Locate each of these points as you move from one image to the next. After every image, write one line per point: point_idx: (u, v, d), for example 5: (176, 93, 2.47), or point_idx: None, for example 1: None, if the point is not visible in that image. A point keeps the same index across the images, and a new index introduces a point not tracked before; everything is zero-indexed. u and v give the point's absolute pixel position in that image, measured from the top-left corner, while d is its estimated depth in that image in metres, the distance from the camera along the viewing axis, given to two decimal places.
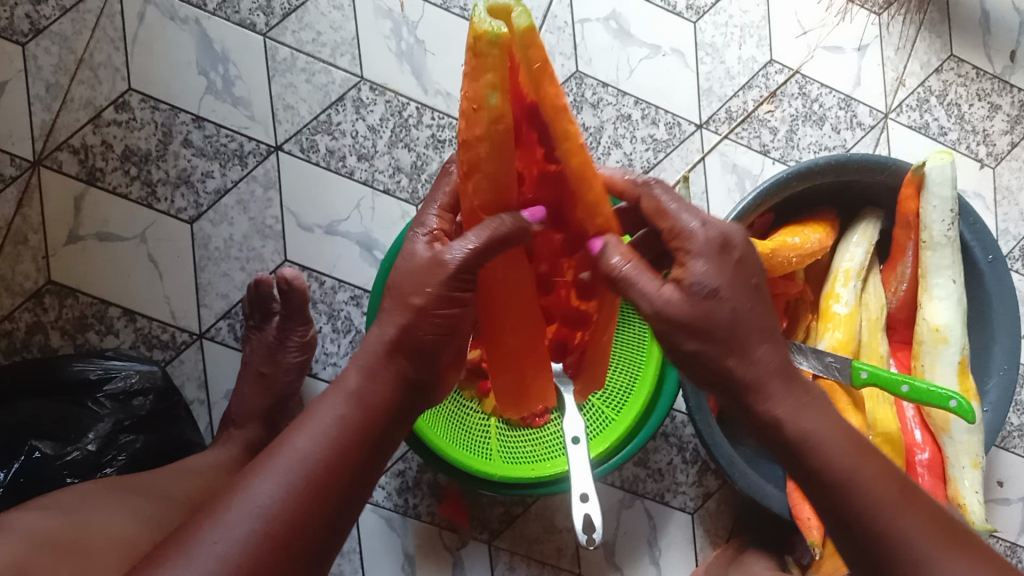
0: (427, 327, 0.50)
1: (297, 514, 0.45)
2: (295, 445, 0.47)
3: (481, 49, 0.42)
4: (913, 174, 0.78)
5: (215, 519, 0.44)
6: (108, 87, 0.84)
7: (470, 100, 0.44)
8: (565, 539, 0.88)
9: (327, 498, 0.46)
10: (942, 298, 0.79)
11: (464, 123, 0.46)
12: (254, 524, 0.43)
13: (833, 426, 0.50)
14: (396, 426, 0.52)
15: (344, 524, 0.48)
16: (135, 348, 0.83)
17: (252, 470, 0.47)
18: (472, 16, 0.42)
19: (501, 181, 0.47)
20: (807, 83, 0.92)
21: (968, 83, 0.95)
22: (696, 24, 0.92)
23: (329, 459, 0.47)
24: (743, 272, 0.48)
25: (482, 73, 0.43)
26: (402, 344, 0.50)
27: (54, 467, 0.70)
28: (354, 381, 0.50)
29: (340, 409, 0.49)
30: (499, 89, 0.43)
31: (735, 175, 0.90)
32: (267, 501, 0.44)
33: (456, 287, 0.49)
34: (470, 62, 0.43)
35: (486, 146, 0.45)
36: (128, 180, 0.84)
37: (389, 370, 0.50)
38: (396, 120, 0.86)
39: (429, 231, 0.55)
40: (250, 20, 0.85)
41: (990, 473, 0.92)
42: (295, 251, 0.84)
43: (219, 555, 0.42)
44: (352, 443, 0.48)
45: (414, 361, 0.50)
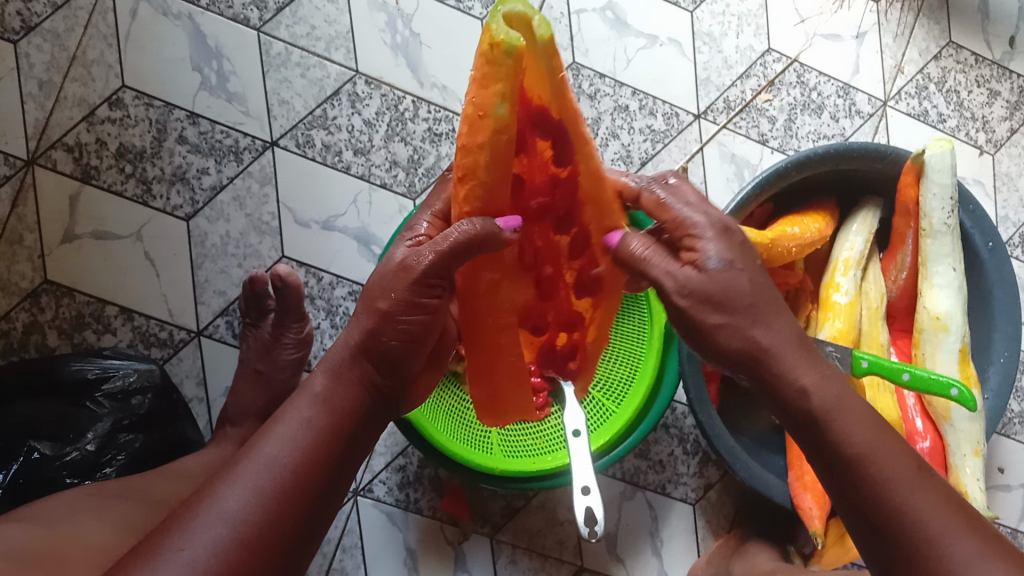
0: (391, 333, 0.52)
1: (264, 519, 0.45)
2: (263, 450, 0.48)
3: (495, 56, 0.47)
4: (913, 162, 0.77)
5: (184, 525, 0.44)
6: (102, 84, 0.83)
7: (477, 107, 0.49)
8: (567, 532, 0.88)
9: (297, 502, 0.47)
10: (942, 286, 0.79)
11: (466, 129, 0.50)
12: (222, 529, 0.44)
13: (854, 403, 0.51)
14: (363, 430, 0.53)
15: (315, 529, 0.49)
16: (133, 346, 0.82)
17: (222, 476, 0.47)
18: (490, 26, 0.47)
19: (496, 187, 0.52)
20: (805, 71, 0.92)
21: (967, 70, 0.94)
22: (693, 13, 0.91)
23: (297, 462, 0.48)
24: (748, 253, 0.51)
25: (492, 81, 0.48)
26: (368, 349, 0.52)
27: (54, 468, 0.70)
28: (320, 386, 0.52)
29: (307, 413, 0.50)
30: (506, 97, 0.48)
31: (733, 165, 0.90)
32: (236, 506, 0.45)
33: (421, 291, 0.52)
34: (482, 70, 0.48)
35: (486, 153, 0.50)
36: (124, 178, 0.83)
37: (354, 375, 0.52)
38: (393, 114, 0.85)
39: (416, 235, 0.56)
40: (244, 15, 0.85)
41: (991, 460, 0.92)
42: (292, 247, 0.84)
43: (189, 561, 0.42)
44: (319, 447, 0.49)
45: (380, 367, 0.53)
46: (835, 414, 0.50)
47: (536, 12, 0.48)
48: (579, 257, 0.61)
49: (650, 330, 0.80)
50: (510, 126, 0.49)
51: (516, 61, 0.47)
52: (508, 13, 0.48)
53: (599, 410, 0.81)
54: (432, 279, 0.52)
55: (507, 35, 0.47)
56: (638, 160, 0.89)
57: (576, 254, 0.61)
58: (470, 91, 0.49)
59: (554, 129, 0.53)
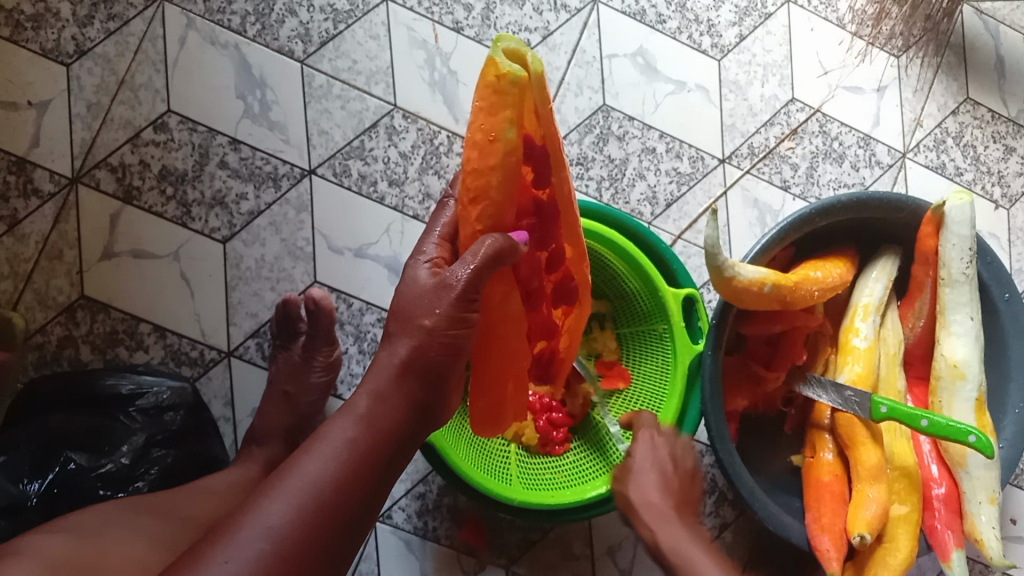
0: (434, 347, 0.54)
1: (304, 533, 0.46)
2: (306, 467, 0.49)
3: (503, 86, 0.51)
4: (933, 212, 0.80)
5: (225, 539, 0.45)
6: (148, 108, 0.86)
7: (487, 132, 0.52)
8: (582, 567, 0.88)
9: (335, 518, 0.48)
10: (960, 334, 0.80)
11: (473, 154, 0.53)
12: (263, 543, 0.45)
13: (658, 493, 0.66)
14: (401, 451, 0.55)
15: (348, 547, 0.49)
16: (164, 364, 0.84)
17: (262, 490, 0.48)
18: (495, 57, 0.52)
19: (505, 205, 0.55)
20: (828, 121, 0.95)
21: (984, 126, 0.97)
22: (721, 62, 0.94)
23: (338, 480, 0.49)
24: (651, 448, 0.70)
25: (502, 109, 0.52)
26: (413, 365, 0.54)
27: (88, 479, 0.72)
28: (363, 406, 0.53)
29: (350, 432, 0.52)
30: (514, 122, 0.52)
31: (756, 210, 0.92)
32: (277, 521, 0.46)
33: (464, 306, 0.54)
34: (490, 98, 0.52)
35: (497, 175, 0.53)
36: (164, 200, 0.86)
37: (399, 397, 0.54)
38: (427, 147, 0.88)
39: (430, 257, 0.58)
40: (289, 47, 0.88)
41: (1004, 510, 0.93)
42: (325, 273, 0.86)
43: (231, 574, 0.43)
44: (358, 465, 0.51)
45: (421, 382, 0.55)
46: (651, 515, 0.65)
47: (528, 48, 0.54)
48: (555, 269, 0.66)
49: (674, 369, 0.80)
50: (518, 148, 0.53)
51: (521, 89, 0.52)
52: (506, 47, 0.53)
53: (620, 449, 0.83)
54: (472, 294, 0.54)
55: (514, 67, 0.51)
56: (663, 202, 0.91)
57: (553, 266, 0.65)
58: (478, 119, 0.52)
59: (538, 153, 0.58)
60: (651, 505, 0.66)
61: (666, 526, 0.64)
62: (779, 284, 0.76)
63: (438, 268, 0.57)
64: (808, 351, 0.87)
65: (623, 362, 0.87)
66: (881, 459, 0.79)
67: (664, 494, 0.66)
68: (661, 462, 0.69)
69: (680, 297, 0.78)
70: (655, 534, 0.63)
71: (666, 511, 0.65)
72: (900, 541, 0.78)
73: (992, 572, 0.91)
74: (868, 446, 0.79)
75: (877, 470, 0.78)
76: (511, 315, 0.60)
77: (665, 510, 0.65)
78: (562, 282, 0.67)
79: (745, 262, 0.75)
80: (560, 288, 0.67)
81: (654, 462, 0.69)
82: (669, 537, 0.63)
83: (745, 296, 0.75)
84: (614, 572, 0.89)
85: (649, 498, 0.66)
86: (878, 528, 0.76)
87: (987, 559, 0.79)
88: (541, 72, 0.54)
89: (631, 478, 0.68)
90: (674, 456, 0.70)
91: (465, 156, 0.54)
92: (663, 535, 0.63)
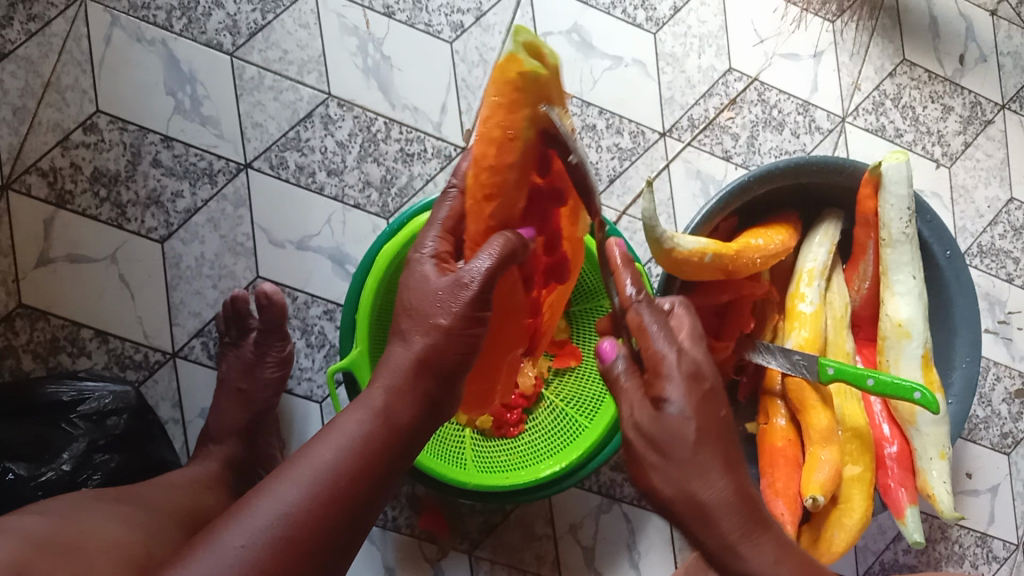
0: (453, 346, 0.53)
1: (315, 521, 0.46)
2: (318, 455, 0.48)
3: (525, 85, 0.53)
4: (870, 174, 0.80)
5: (238, 519, 0.45)
6: (76, 109, 0.84)
7: (505, 130, 0.54)
8: (545, 546, 0.89)
9: (346, 511, 0.48)
10: (903, 294, 0.81)
11: (490, 150, 0.55)
12: (275, 528, 0.44)
13: (719, 462, 0.53)
14: (415, 445, 0.53)
15: (358, 537, 0.49)
16: (108, 368, 0.83)
17: (274, 475, 0.48)
18: (518, 53, 0.52)
19: (516, 201, 0.58)
20: (765, 89, 0.95)
21: (921, 86, 0.98)
22: (656, 35, 0.94)
23: (351, 472, 0.48)
24: (710, 402, 0.53)
25: (523, 107, 0.53)
26: (429, 362, 0.53)
27: (28, 488, 0.70)
28: (379, 399, 0.52)
29: (366, 425, 0.51)
30: (532, 121, 0.54)
31: (699, 181, 0.92)
32: (292, 506, 0.46)
33: (478, 306, 0.54)
34: (512, 96, 0.53)
35: (514, 171, 0.56)
36: (98, 202, 0.84)
37: (414, 393, 0.53)
38: (365, 135, 0.87)
39: (433, 252, 0.58)
40: (217, 40, 0.86)
41: (958, 465, 0.95)
42: (267, 268, 0.85)
43: (245, 558, 0.43)
44: (373, 458, 0.50)
45: (438, 380, 0.54)
46: (727, 520, 0.52)
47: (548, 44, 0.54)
48: (552, 252, 0.65)
49: None
50: (534, 144, 0.55)
51: (541, 87, 0.53)
52: (526, 42, 0.52)
53: (574, 427, 0.83)
54: (487, 293, 0.54)
55: (535, 65, 0.52)
56: (606, 178, 0.92)
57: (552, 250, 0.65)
58: (497, 116, 0.54)
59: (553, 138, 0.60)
60: (726, 510, 0.53)
61: (713, 476, 0.52)
62: (719, 253, 0.76)
63: (444, 266, 0.57)
64: (756, 318, 0.88)
65: (574, 340, 0.88)
66: (832, 421, 0.79)
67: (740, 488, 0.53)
68: (720, 428, 0.53)
69: None
70: (735, 543, 0.52)
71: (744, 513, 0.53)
72: (855, 501, 0.79)
73: (950, 526, 0.93)
74: (818, 410, 0.79)
75: (828, 432, 0.79)
76: (505, 309, 0.62)
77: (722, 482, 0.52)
78: (557, 264, 0.66)
79: (684, 233, 0.75)
80: (552, 268, 0.67)
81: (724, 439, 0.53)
82: (755, 554, 0.53)
83: (686, 266, 0.75)
84: (577, 548, 0.89)
85: (726, 495, 0.52)
86: (831, 489, 0.77)
87: (939, 513, 0.80)
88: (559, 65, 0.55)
89: (701, 469, 0.52)
90: (724, 420, 0.54)
91: (482, 151, 0.56)
92: (744, 545, 0.53)
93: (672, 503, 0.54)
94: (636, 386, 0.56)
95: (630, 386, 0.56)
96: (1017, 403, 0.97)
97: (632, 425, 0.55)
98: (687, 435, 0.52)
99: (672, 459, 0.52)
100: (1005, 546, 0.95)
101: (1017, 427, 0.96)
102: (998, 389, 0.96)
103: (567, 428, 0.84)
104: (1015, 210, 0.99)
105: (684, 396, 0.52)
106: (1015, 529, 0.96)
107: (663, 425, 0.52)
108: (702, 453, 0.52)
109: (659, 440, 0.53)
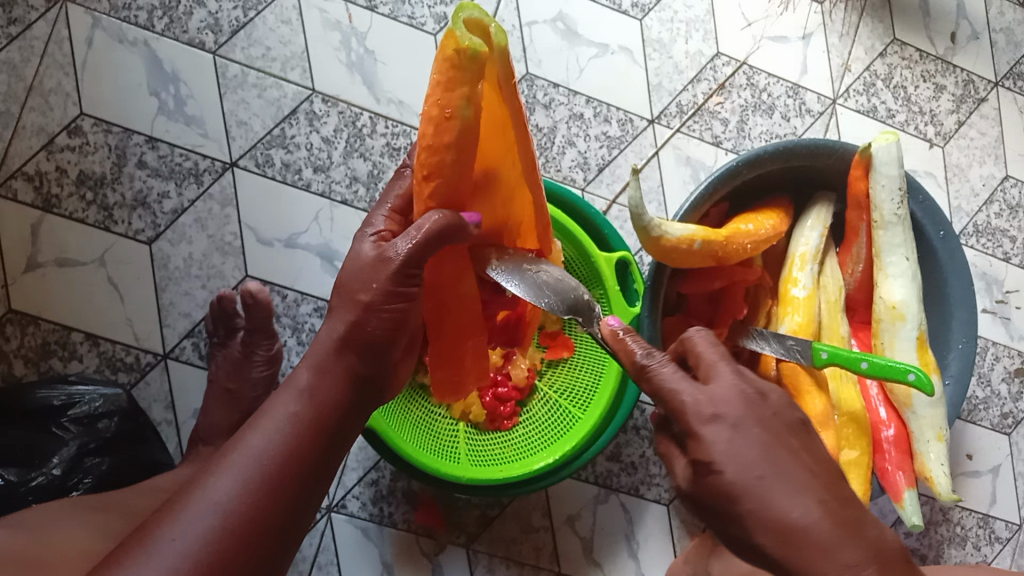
0: (376, 322, 0.53)
1: (251, 508, 0.46)
2: (249, 443, 0.49)
3: (461, 62, 0.48)
4: (861, 156, 0.79)
5: (173, 515, 0.45)
6: (60, 113, 0.84)
7: (443, 109, 0.50)
8: (542, 538, 0.88)
9: (281, 495, 0.47)
10: (896, 275, 0.80)
11: (428, 130, 0.51)
12: (212, 518, 0.44)
13: (783, 479, 0.43)
14: (347, 424, 0.54)
15: (301, 522, 0.49)
16: (99, 372, 0.82)
17: (207, 471, 0.48)
18: (456, 29, 0.48)
19: (460, 183, 0.54)
20: (754, 73, 0.94)
21: (913, 66, 0.97)
22: (643, 22, 0.93)
23: (283, 454, 0.49)
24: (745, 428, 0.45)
25: (460, 85, 0.49)
26: (351, 340, 0.53)
27: (19, 494, 0.70)
28: (304, 380, 0.53)
29: (292, 406, 0.51)
30: (470, 99, 0.50)
31: (689, 167, 0.91)
32: (224, 496, 0.45)
33: (402, 280, 0.53)
34: (448, 73, 0.49)
35: (453, 153, 0.51)
36: (85, 205, 0.84)
37: (338, 370, 0.53)
38: (351, 130, 0.86)
39: (378, 231, 0.57)
40: (199, 39, 0.86)
41: (959, 447, 0.94)
42: (256, 266, 0.85)
43: (181, 550, 0.43)
44: (305, 439, 0.50)
45: (363, 357, 0.54)
46: (813, 567, 0.42)
47: (491, 18, 0.50)
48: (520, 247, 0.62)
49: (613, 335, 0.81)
50: (474, 125, 0.51)
51: (480, 65, 0.48)
52: (466, 18, 0.49)
53: (567, 418, 0.83)
54: (412, 270, 0.53)
55: (476, 42, 0.48)
56: (595, 167, 0.91)
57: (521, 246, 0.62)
58: (434, 93, 0.50)
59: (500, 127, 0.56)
60: (803, 547, 0.42)
61: (772, 506, 0.43)
62: (708, 240, 0.75)
63: (383, 241, 0.56)
64: (750, 304, 0.87)
65: (566, 331, 0.86)
66: (828, 406, 0.79)
67: (817, 512, 0.42)
68: (764, 460, 0.44)
69: (612, 261, 0.77)
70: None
71: (831, 545, 0.42)
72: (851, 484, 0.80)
73: (951, 508, 0.92)
74: (814, 395, 0.79)
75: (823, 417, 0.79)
76: (466, 298, 0.61)
77: (783, 504, 0.43)
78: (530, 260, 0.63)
79: (672, 220, 0.74)
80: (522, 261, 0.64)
81: (779, 468, 0.44)
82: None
83: (675, 253, 0.74)
84: (575, 540, 0.89)
85: (797, 535, 0.42)
86: None
87: (936, 495, 0.80)
88: (504, 45, 0.50)
89: (757, 514, 0.43)
90: (772, 439, 0.45)
91: (421, 129, 0.52)
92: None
93: (759, 562, 0.45)
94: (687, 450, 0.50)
95: (676, 451, 0.50)
96: (1018, 383, 0.96)
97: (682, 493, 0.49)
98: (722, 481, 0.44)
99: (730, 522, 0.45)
100: (1008, 526, 0.94)
101: (1017, 407, 0.96)
102: (998, 369, 0.96)
103: (561, 420, 0.83)
104: (1011, 187, 0.98)
105: (708, 446, 0.45)
106: (1017, 509, 0.95)
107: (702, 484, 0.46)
108: (752, 499, 0.43)
109: (709, 503, 0.46)
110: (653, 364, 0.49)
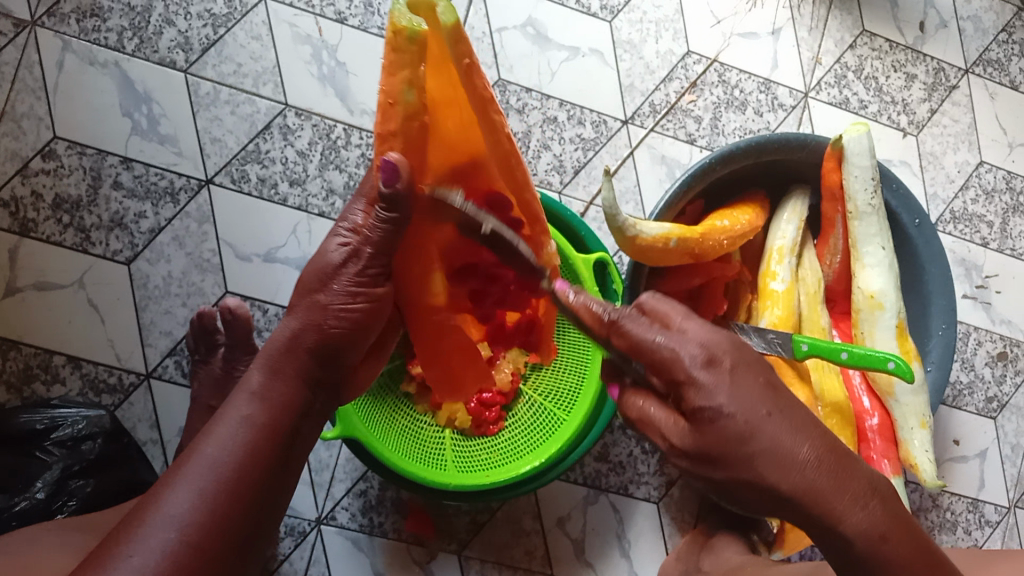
0: (335, 321, 0.53)
1: (210, 518, 0.46)
2: (204, 451, 0.48)
3: (399, 43, 0.47)
4: (833, 148, 0.79)
5: (131, 532, 0.45)
6: (33, 137, 0.84)
7: (386, 95, 0.49)
8: (534, 541, 0.88)
9: (240, 504, 0.48)
10: (873, 265, 0.80)
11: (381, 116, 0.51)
12: (169, 532, 0.44)
13: None
14: (303, 424, 0.54)
15: (260, 528, 0.50)
16: (82, 394, 0.82)
17: (164, 482, 0.48)
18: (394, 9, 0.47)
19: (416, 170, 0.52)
20: (726, 70, 0.95)
21: (883, 56, 0.98)
22: (612, 23, 0.94)
23: (238, 461, 0.48)
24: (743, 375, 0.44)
25: (399, 69, 0.48)
26: (300, 342, 0.53)
27: (3, 520, 0.70)
28: (257, 382, 0.52)
29: (247, 410, 0.51)
30: (412, 82, 0.49)
31: (665, 166, 0.92)
32: (183, 510, 0.45)
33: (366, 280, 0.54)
34: (388, 56, 0.48)
35: (401, 140, 0.50)
36: (61, 228, 0.84)
37: (291, 372, 0.53)
38: (325, 143, 0.87)
39: (353, 224, 0.53)
40: (170, 58, 0.86)
41: (945, 432, 0.94)
42: (235, 282, 0.85)
43: (138, 567, 0.43)
44: (262, 444, 0.50)
45: (319, 360, 0.54)
46: (822, 497, 0.45)
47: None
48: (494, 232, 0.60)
49: None
50: (420, 111, 0.50)
51: (419, 46, 0.47)
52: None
53: (552, 421, 0.83)
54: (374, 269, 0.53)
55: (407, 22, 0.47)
56: (571, 169, 0.91)
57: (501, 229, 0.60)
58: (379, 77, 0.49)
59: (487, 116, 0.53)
60: (813, 481, 0.44)
61: (779, 445, 0.44)
62: (684, 238, 0.75)
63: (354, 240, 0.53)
64: (730, 300, 0.88)
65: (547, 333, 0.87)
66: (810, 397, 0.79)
67: (824, 452, 0.45)
68: (768, 400, 0.44)
69: (590, 262, 0.76)
70: (835, 518, 0.45)
71: (835, 477, 0.45)
72: None
73: (940, 495, 0.93)
74: (796, 386, 0.78)
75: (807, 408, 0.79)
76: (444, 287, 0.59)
77: (789, 446, 0.44)
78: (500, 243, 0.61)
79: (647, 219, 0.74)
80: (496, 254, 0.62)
81: (783, 408, 0.44)
82: (856, 520, 0.46)
83: (651, 252, 0.74)
84: (566, 542, 0.89)
85: (809, 471, 0.44)
86: None
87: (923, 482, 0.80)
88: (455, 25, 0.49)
89: (772, 455, 0.44)
90: (768, 384, 0.45)
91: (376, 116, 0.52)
92: (843, 511, 0.45)
93: (756, 503, 0.46)
94: (667, 411, 0.47)
95: (657, 415, 0.47)
96: (1001, 366, 0.96)
97: (674, 453, 0.47)
98: (737, 433, 0.43)
99: (738, 469, 0.44)
100: (997, 510, 0.95)
101: (1002, 390, 0.96)
102: (981, 354, 0.96)
103: (546, 422, 0.83)
104: (985, 172, 0.98)
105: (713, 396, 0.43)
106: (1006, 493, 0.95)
107: (711, 439, 0.44)
108: (765, 441, 0.44)
109: (717, 455, 0.44)
110: (622, 320, 0.46)
